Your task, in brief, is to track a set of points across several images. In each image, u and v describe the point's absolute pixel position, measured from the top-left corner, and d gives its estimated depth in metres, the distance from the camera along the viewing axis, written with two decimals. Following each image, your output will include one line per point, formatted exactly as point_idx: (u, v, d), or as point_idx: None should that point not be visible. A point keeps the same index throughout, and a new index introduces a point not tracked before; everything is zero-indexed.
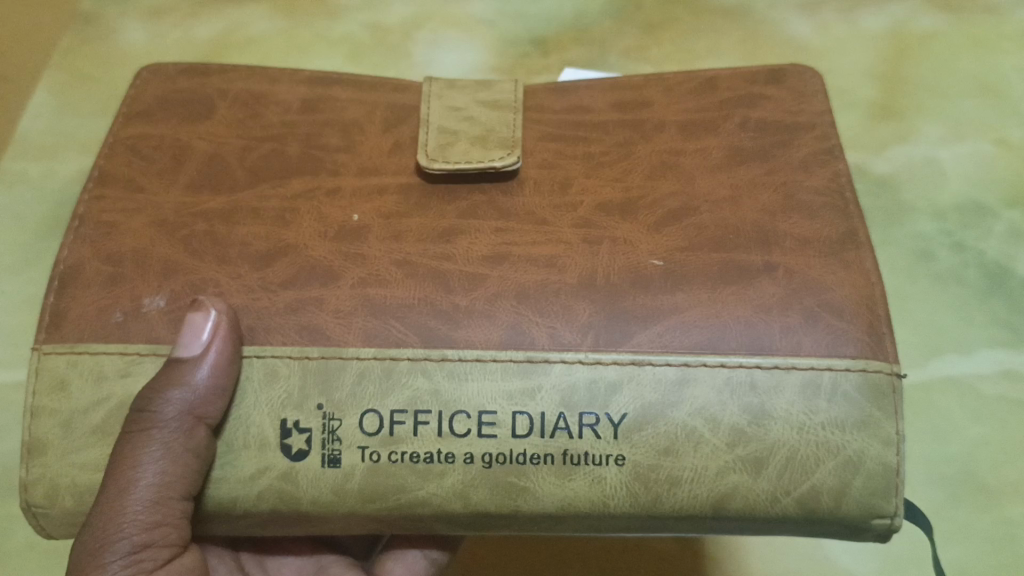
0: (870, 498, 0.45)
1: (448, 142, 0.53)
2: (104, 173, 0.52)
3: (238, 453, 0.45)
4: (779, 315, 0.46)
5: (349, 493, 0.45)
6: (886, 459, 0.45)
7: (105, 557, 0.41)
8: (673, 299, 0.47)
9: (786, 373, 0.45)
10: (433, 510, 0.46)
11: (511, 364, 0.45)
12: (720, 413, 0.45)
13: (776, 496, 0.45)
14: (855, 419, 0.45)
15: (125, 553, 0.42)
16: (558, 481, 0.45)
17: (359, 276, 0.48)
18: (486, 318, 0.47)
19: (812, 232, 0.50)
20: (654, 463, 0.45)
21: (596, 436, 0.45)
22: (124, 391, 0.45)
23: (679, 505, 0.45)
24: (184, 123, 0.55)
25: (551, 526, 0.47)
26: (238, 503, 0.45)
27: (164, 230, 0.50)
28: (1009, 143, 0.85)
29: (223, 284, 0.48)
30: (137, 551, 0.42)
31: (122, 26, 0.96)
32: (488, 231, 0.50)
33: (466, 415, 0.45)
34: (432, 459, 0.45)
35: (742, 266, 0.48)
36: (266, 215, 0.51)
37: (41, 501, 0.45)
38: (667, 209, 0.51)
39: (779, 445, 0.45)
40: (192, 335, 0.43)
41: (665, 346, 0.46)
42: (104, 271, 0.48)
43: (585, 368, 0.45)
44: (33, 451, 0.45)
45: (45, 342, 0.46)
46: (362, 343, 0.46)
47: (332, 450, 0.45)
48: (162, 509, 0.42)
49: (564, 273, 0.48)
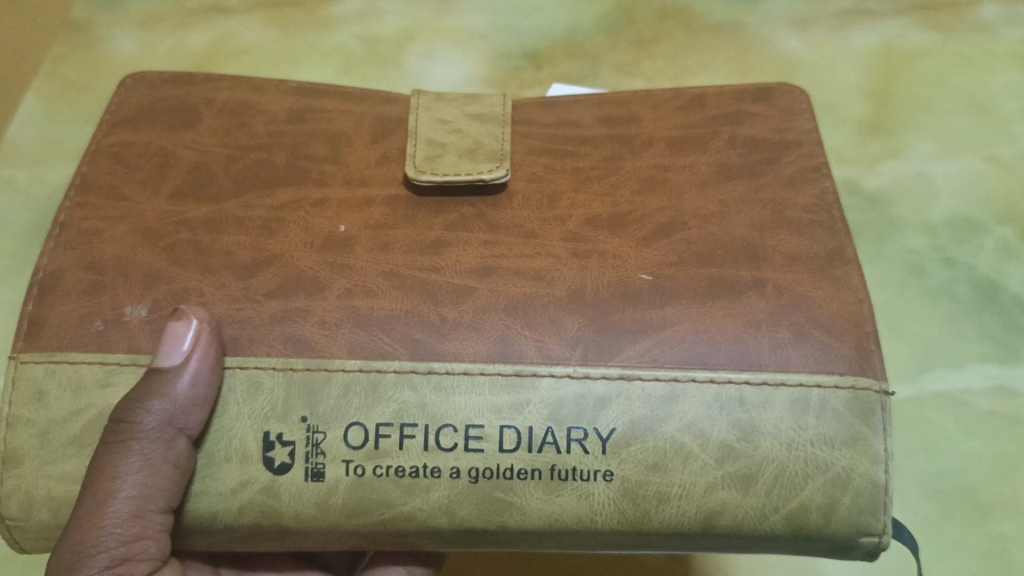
0: (859, 516, 0.44)
1: (437, 154, 0.53)
2: (87, 181, 0.52)
3: (220, 466, 0.44)
4: (768, 331, 0.46)
5: (332, 507, 0.44)
6: (875, 476, 0.44)
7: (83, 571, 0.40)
8: (662, 313, 0.46)
9: (775, 389, 0.44)
10: (417, 526, 0.45)
11: (499, 378, 0.45)
12: (709, 429, 0.44)
13: (764, 513, 0.44)
14: (844, 436, 0.44)
15: (102, 567, 0.41)
16: (545, 496, 0.45)
17: (345, 287, 0.47)
18: (473, 331, 0.46)
19: (800, 249, 0.49)
20: (642, 479, 0.44)
21: (585, 452, 0.44)
22: (104, 402, 0.44)
23: (667, 521, 0.45)
24: (170, 132, 0.55)
25: (538, 542, 0.46)
26: (219, 517, 0.44)
27: (148, 238, 0.49)
28: (999, 160, 0.86)
29: (207, 293, 0.47)
30: (114, 565, 0.41)
31: (112, 35, 0.96)
32: (476, 244, 0.50)
33: (453, 428, 0.44)
34: (418, 473, 0.44)
35: (732, 281, 0.48)
36: (251, 224, 0.50)
37: (15, 514, 0.44)
38: (656, 224, 0.51)
39: (768, 462, 0.44)
40: (173, 344, 0.43)
41: (653, 361, 0.45)
42: (85, 279, 0.47)
43: (574, 383, 0.45)
44: (8, 462, 0.44)
45: (23, 350, 0.45)
46: (348, 355, 0.45)
47: (316, 463, 0.44)
48: (141, 522, 0.42)
49: (552, 287, 0.48)
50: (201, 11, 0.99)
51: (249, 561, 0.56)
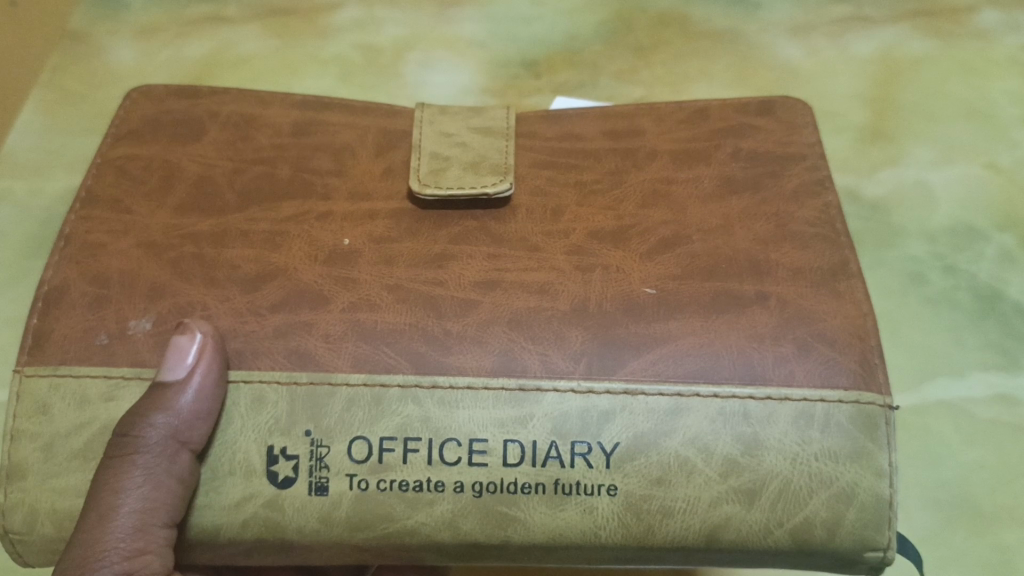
0: (864, 531, 0.44)
1: (440, 166, 0.53)
2: (91, 194, 0.52)
3: (223, 480, 0.44)
4: (771, 345, 0.46)
5: (335, 521, 0.44)
6: (879, 490, 0.44)
7: None
8: (666, 326, 0.46)
9: (779, 403, 0.44)
10: (421, 541, 0.45)
11: (503, 393, 0.45)
12: (714, 443, 0.44)
13: (769, 528, 0.44)
14: (847, 450, 0.44)
15: None
16: (549, 511, 0.45)
17: (349, 300, 0.47)
18: (477, 345, 0.46)
19: (803, 262, 0.49)
20: (646, 493, 0.44)
21: (588, 466, 0.44)
22: (108, 415, 0.44)
23: (671, 536, 0.45)
24: (174, 144, 0.55)
25: (541, 556, 0.46)
26: (223, 532, 0.44)
27: (152, 251, 0.49)
28: (998, 167, 0.86)
29: (211, 307, 0.47)
30: None
31: (111, 44, 0.96)
32: (480, 257, 0.50)
33: (457, 442, 0.44)
34: (422, 487, 0.44)
35: (736, 295, 0.48)
36: (255, 237, 0.50)
37: (19, 528, 0.44)
38: (659, 237, 0.51)
39: (772, 476, 0.44)
40: (177, 358, 0.43)
41: (657, 375, 0.45)
42: (89, 292, 0.47)
43: (578, 397, 0.45)
44: (12, 475, 0.44)
45: (27, 364, 0.45)
46: (351, 368, 0.45)
47: (319, 478, 0.44)
48: (144, 537, 0.42)
49: (556, 300, 0.48)
50: (200, 20, 0.99)
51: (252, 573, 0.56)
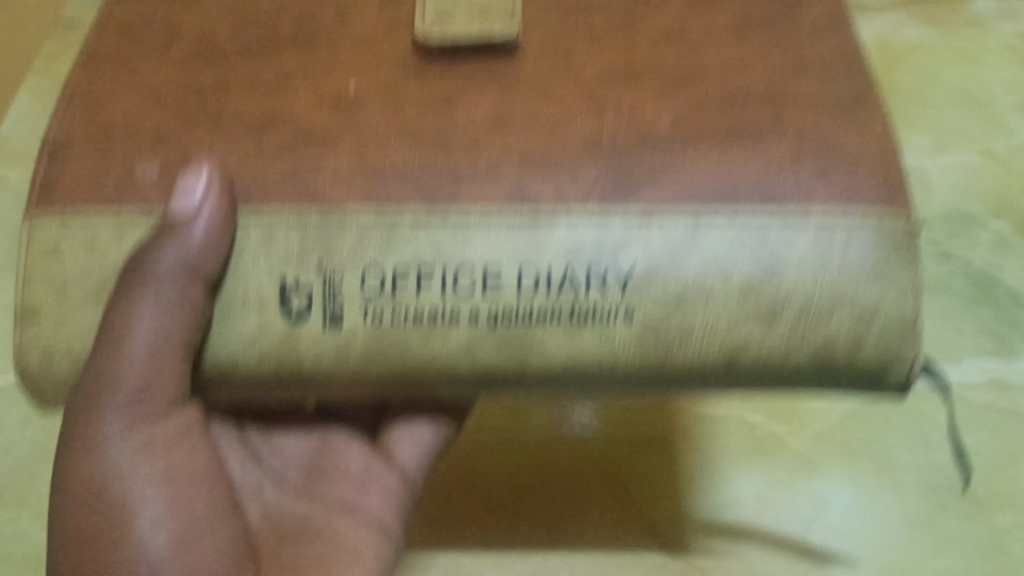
0: (887, 349, 0.48)
1: (445, 8, 0.53)
2: (89, 64, 0.53)
3: (238, 312, 0.48)
4: (793, 167, 0.48)
5: (354, 352, 0.48)
6: (903, 305, 0.47)
7: (105, 394, 0.47)
8: (687, 157, 0.48)
9: (802, 220, 0.47)
10: (445, 369, 0.49)
11: (518, 222, 0.47)
12: (735, 263, 0.47)
13: (789, 348, 0.48)
14: (869, 268, 0.47)
15: (126, 395, 0.48)
16: (568, 337, 0.48)
17: (356, 141, 0.49)
18: (494, 179, 0.48)
19: (822, 92, 0.50)
20: (666, 316, 0.47)
21: (603, 292, 0.47)
22: (117, 254, 0.48)
23: (687, 360, 0.48)
24: (179, 9, 0.56)
25: (567, 386, 0.50)
26: (239, 365, 0.49)
27: (156, 104, 0.51)
28: (995, 154, 0.86)
29: (216, 146, 0.49)
30: (137, 395, 0.48)
31: (99, 29, 0.97)
32: (493, 91, 0.51)
33: (471, 270, 0.47)
34: (436, 319, 0.48)
35: (750, 130, 0.49)
36: (261, 88, 0.52)
37: (36, 367, 0.48)
38: (673, 73, 0.51)
39: (793, 296, 0.47)
40: (185, 195, 0.46)
41: (674, 201, 0.48)
42: (96, 141, 0.50)
43: (593, 224, 0.47)
44: (26, 314, 0.48)
45: (38, 205, 0.48)
46: (360, 203, 0.48)
47: (332, 306, 0.48)
48: (160, 359, 0.47)
49: (567, 144, 0.49)
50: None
51: (275, 423, 0.63)
